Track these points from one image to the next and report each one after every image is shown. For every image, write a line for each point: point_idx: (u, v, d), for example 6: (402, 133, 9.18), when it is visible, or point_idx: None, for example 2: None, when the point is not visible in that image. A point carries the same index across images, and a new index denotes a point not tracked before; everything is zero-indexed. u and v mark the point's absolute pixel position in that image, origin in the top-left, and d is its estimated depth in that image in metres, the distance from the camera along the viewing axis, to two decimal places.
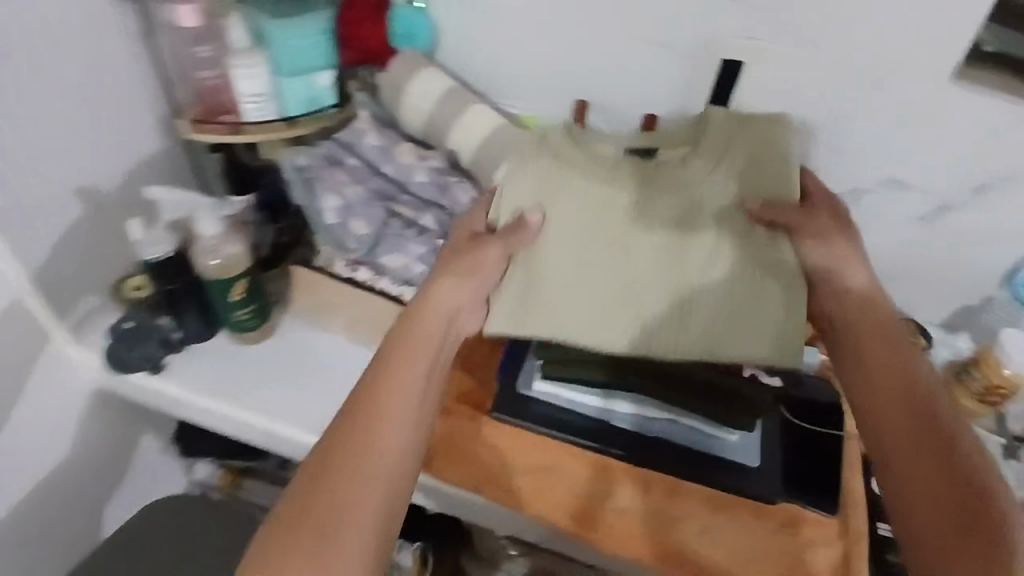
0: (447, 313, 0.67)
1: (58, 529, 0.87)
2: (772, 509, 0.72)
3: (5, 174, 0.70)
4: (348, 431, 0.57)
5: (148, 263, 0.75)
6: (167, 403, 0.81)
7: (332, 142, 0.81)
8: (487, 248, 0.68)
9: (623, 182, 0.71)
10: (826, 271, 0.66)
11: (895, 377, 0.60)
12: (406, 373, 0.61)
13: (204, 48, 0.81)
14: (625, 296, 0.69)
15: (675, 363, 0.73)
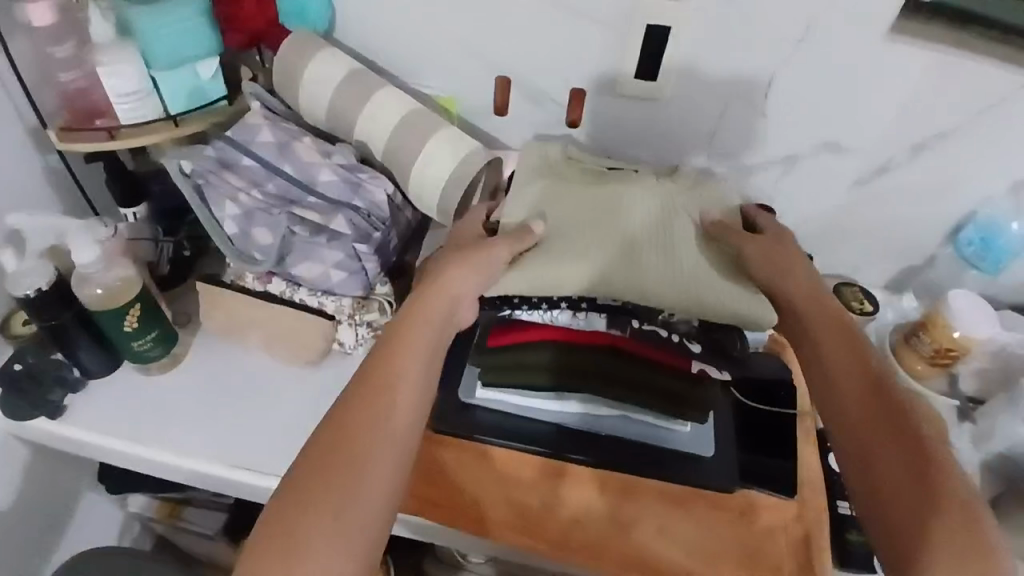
0: (451, 297, 0.62)
1: None
2: (727, 496, 0.71)
3: None
4: (353, 419, 0.53)
5: (24, 299, 0.64)
6: (75, 447, 0.73)
7: (221, 140, 0.71)
8: (494, 247, 0.65)
9: (600, 185, 0.73)
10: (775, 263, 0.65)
11: (857, 355, 0.57)
12: (413, 360, 0.57)
13: (62, 46, 0.71)
14: (602, 262, 0.66)
15: (639, 368, 0.68)
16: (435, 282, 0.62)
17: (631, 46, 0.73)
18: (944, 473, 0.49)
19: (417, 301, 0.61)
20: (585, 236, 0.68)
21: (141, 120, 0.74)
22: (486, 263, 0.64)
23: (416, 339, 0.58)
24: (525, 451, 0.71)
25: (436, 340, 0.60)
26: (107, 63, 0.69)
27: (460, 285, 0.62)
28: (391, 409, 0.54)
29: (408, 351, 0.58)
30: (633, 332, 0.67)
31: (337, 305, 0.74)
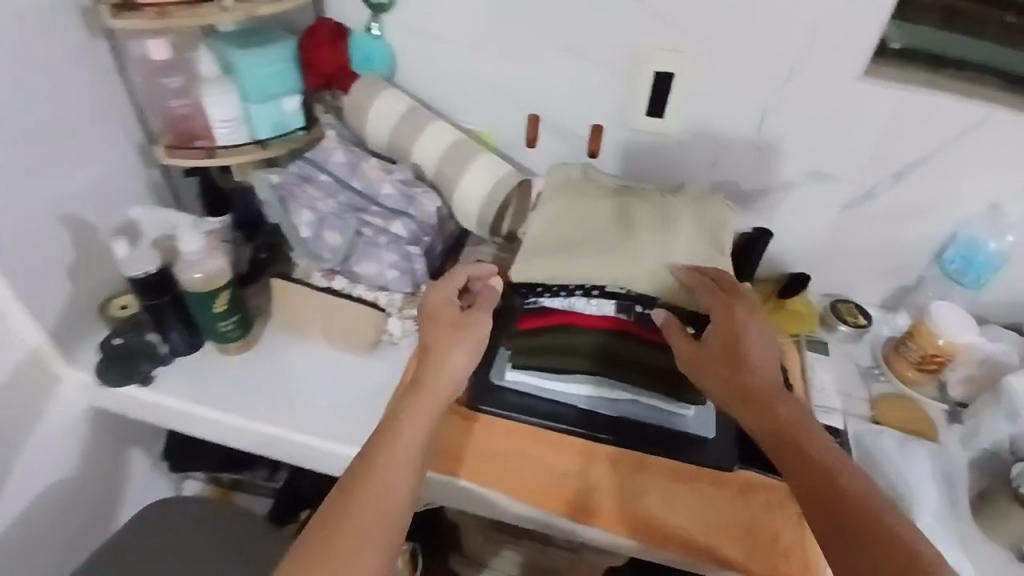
0: (459, 376, 0.69)
1: (51, 543, 0.89)
2: (725, 474, 0.79)
3: (31, 194, 0.78)
4: (365, 483, 0.60)
5: (132, 279, 0.78)
6: (158, 415, 0.84)
7: (302, 160, 0.86)
8: (482, 319, 0.72)
9: (610, 199, 0.87)
10: (730, 343, 0.69)
11: (795, 450, 0.62)
12: (414, 433, 0.64)
13: (174, 79, 0.86)
14: (612, 256, 0.79)
15: (640, 352, 0.78)
16: (438, 363, 0.69)
17: (641, 87, 0.88)
18: (901, 547, 0.55)
19: (420, 385, 0.67)
20: (599, 238, 0.82)
21: (233, 144, 0.89)
22: (479, 342, 0.71)
23: (418, 418, 0.66)
24: (546, 427, 0.81)
25: (435, 418, 0.66)
26: (216, 100, 0.85)
27: (456, 368, 0.69)
28: (393, 475, 0.61)
29: (412, 427, 0.65)
30: (638, 316, 0.79)
31: (389, 299, 0.87)
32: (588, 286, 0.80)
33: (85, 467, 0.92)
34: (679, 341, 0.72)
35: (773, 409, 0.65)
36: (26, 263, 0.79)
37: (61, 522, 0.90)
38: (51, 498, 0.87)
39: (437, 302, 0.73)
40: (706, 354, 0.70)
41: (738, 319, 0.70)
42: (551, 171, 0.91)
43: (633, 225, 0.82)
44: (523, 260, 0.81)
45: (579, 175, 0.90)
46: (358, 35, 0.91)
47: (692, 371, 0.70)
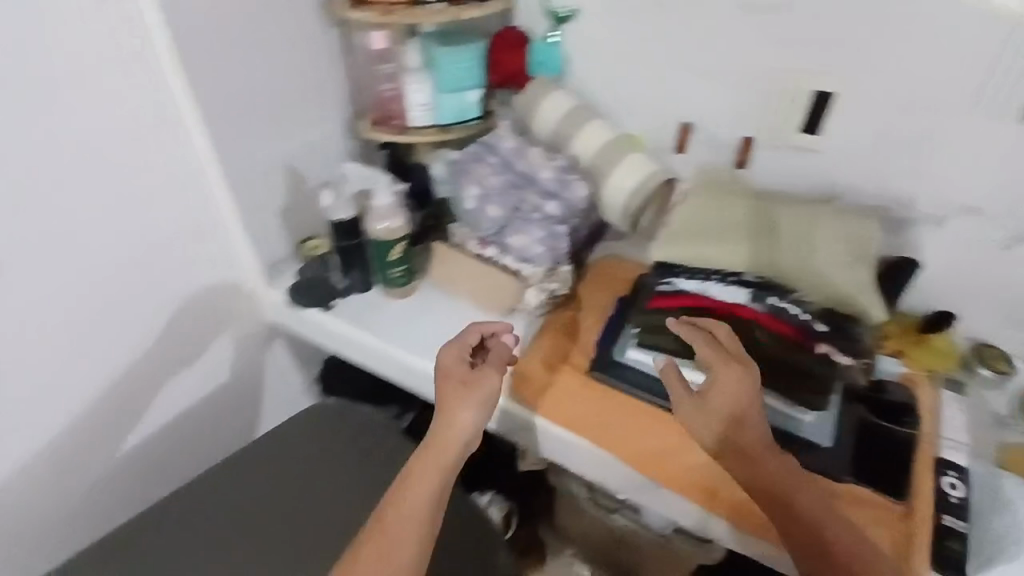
0: (468, 428, 0.80)
1: (227, 417, 1.14)
2: (835, 482, 0.80)
3: (267, 145, 0.98)
4: (380, 532, 0.73)
5: (335, 222, 0.99)
6: (332, 334, 1.04)
7: (478, 143, 1.01)
8: (490, 376, 0.83)
9: (759, 201, 0.92)
10: (725, 411, 0.74)
11: (789, 511, 0.71)
12: (426, 482, 0.76)
13: (387, 65, 1.03)
14: (749, 252, 0.91)
15: (760, 342, 0.83)
16: (449, 420, 0.80)
17: (799, 104, 0.92)
18: None
19: (429, 446, 0.79)
20: (739, 235, 0.91)
21: (423, 125, 1.05)
22: (485, 398, 0.82)
23: (429, 467, 0.77)
24: (660, 405, 0.90)
25: (450, 464, 0.78)
26: (416, 88, 1.02)
27: (466, 423, 0.80)
28: (407, 524, 0.74)
29: (422, 484, 0.76)
30: (768, 309, 0.86)
31: (529, 271, 0.98)
32: (723, 274, 0.91)
33: (262, 365, 1.16)
34: (678, 392, 0.77)
35: (766, 471, 0.72)
36: (257, 198, 1.00)
37: (240, 400, 1.15)
38: (237, 377, 1.13)
39: (450, 361, 0.85)
40: (704, 408, 0.75)
41: (736, 384, 0.74)
42: (704, 181, 0.96)
43: (778, 230, 0.89)
44: (666, 244, 0.94)
45: (725, 181, 0.95)
46: (537, 43, 1.06)
47: (691, 423, 0.76)
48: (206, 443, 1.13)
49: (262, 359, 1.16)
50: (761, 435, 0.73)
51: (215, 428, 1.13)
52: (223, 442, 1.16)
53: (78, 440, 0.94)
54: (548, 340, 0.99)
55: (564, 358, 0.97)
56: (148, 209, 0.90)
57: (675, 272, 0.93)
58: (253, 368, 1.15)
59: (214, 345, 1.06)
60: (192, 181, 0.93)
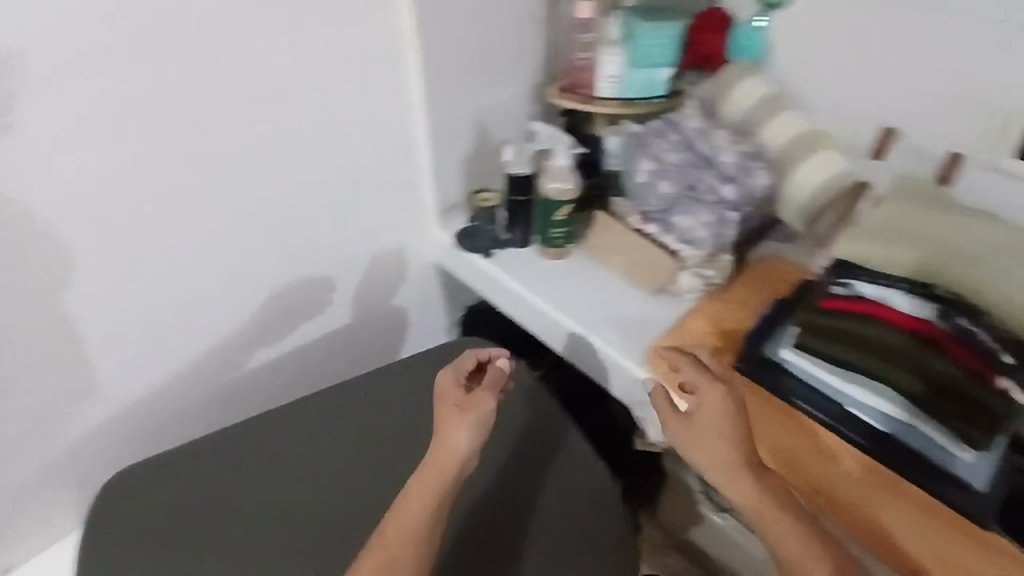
0: (463, 450, 0.85)
1: (376, 341, 1.24)
2: (980, 528, 0.76)
3: (465, 95, 1.06)
4: (389, 537, 0.80)
5: (510, 174, 1.05)
6: (488, 279, 1.11)
7: (663, 119, 1.02)
8: (484, 399, 0.88)
9: (960, 211, 0.89)
10: (700, 432, 0.82)
11: (771, 518, 0.78)
12: (422, 499, 0.83)
13: (587, 35, 1.06)
14: (938, 260, 0.87)
15: (931, 361, 0.81)
16: (444, 441, 0.85)
17: (1015, 127, 0.88)
18: None
19: (429, 460, 0.85)
20: (932, 241, 0.88)
21: (608, 96, 1.07)
22: (478, 419, 0.86)
23: (425, 482, 0.84)
24: (804, 413, 0.85)
25: (446, 476, 0.84)
26: (607, 58, 1.05)
27: (459, 443, 0.85)
28: (405, 531, 0.81)
29: (416, 501, 0.83)
30: (949, 326, 0.82)
31: (688, 253, 0.99)
32: (910, 284, 0.86)
33: (416, 300, 1.25)
34: (666, 411, 0.85)
35: (747, 485, 0.79)
36: (447, 143, 1.09)
37: (389, 328, 1.25)
38: (392, 308, 1.23)
39: (446, 385, 0.91)
40: (695, 427, 0.83)
41: (716, 405, 0.81)
42: (903, 180, 0.94)
43: (976, 243, 0.86)
44: (851, 235, 0.92)
45: (930, 186, 0.93)
46: (742, 26, 1.07)
47: (680, 439, 0.84)
48: (355, 360, 1.23)
49: (418, 295, 1.25)
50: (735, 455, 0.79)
51: (365, 348, 1.24)
52: (368, 363, 1.26)
53: (256, 327, 1.07)
54: (697, 322, 0.99)
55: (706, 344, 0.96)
56: (253, 176, 0.95)
57: (857, 274, 0.89)
58: (418, 302, 1.26)
59: (383, 271, 1.17)
60: (244, 170, 0.94)
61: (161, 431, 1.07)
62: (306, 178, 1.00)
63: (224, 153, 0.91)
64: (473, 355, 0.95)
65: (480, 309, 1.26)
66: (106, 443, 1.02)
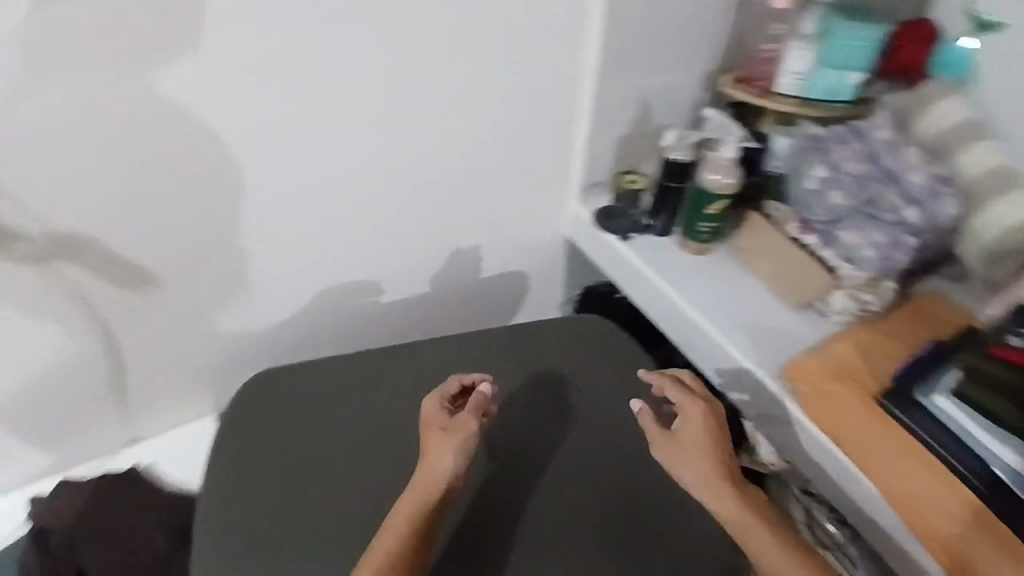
0: (447, 472, 0.82)
1: (492, 301, 1.25)
2: None
3: (638, 72, 1.04)
4: (380, 553, 0.77)
5: (667, 159, 1.01)
6: (622, 263, 1.08)
7: (848, 126, 0.98)
8: (467, 419, 0.85)
9: None
10: (682, 440, 0.85)
11: (756, 533, 0.80)
12: (409, 512, 0.79)
13: (780, 26, 1.03)
14: None
15: None
16: (430, 464, 0.82)
17: None
18: None
19: (415, 480, 0.82)
20: None
21: (787, 94, 1.02)
22: (465, 444, 0.83)
23: (414, 496, 0.81)
24: (937, 456, 0.84)
25: (437, 491, 0.81)
26: (792, 53, 0.99)
27: (444, 465, 0.81)
28: (396, 542, 0.78)
29: (407, 509, 0.80)
30: None
31: (849, 271, 0.95)
32: None
33: (539, 270, 1.25)
34: (653, 431, 0.87)
35: (730, 497, 0.82)
36: (608, 117, 1.07)
37: (508, 292, 1.25)
38: (515, 273, 1.23)
39: (430, 409, 0.87)
40: (677, 442, 0.85)
41: (699, 419, 0.86)
42: None
43: None
44: None
45: None
46: (947, 42, 0.99)
47: (667, 457, 0.85)
48: (469, 317, 1.25)
49: (542, 266, 1.24)
50: (715, 469, 0.83)
51: (482, 306, 1.25)
52: (481, 322, 1.27)
53: (391, 267, 1.10)
54: (841, 346, 0.94)
55: (846, 369, 0.91)
56: (422, 119, 0.97)
57: None
58: (540, 271, 1.25)
59: (515, 235, 1.17)
60: (415, 112, 0.96)
61: (285, 349, 1.11)
62: (452, 132, 1.00)
63: (413, 91, 0.94)
64: (459, 379, 0.91)
65: (602, 288, 1.24)
66: (236, 350, 1.06)
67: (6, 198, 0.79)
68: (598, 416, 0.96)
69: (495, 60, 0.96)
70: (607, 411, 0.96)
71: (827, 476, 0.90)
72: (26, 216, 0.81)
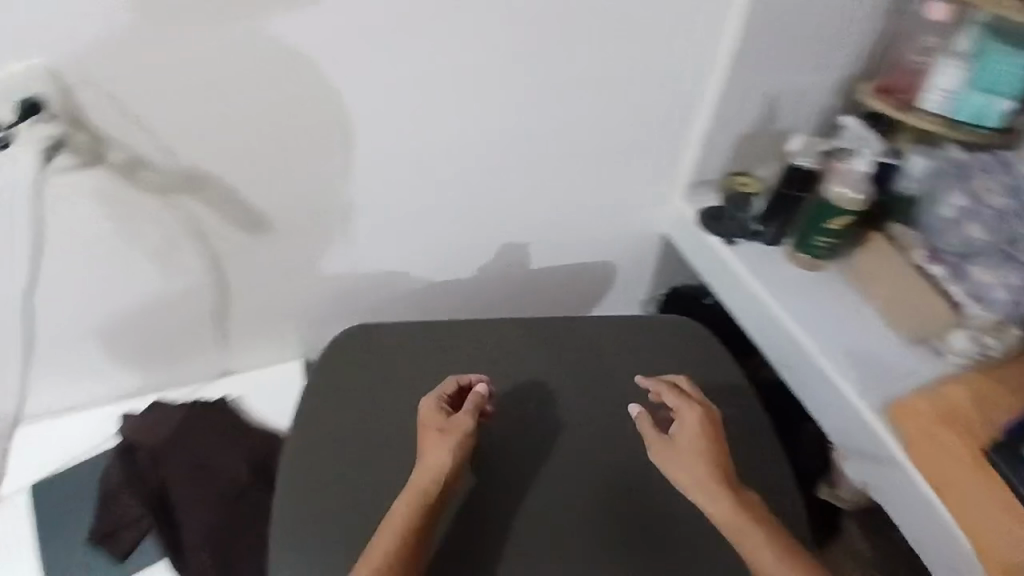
0: (440, 468, 0.79)
1: (577, 289, 1.23)
2: None
3: (771, 70, 0.98)
4: (375, 554, 0.74)
5: (792, 165, 0.96)
6: (724, 270, 1.02)
7: (995, 154, 0.90)
8: (462, 418, 0.83)
9: None
10: (676, 440, 0.82)
11: (752, 535, 0.76)
12: (406, 508, 0.77)
13: (931, 38, 0.95)
14: None
15: None
16: (426, 464, 0.80)
17: None
18: None
19: (410, 480, 0.80)
20: None
21: (930, 112, 0.95)
22: (461, 445, 0.81)
23: (410, 493, 0.78)
24: None
25: (434, 488, 0.78)
26: (939, 69, 0.92)
27: (439, 462, 0.79)
28: (393, 540, 0.75)
29: (405, 508, 0.77)
30: None
31: (975, 311, 0.88)
32: None
33: (629, 264, 1.21)
34: (649, 435, 0.84)
35: (724, 498, 0.78)
36: (731, 115, 1.01)
37: (594, 282, 1.23)
38: (605, 264, 1.20)
39: (428, 410, 0.84)
40: (674, 448, 0.82)
41: (695, 423, 0.82)
42: None
43: None
44: None
45: None
46: None
47: (665, 464, 0.81)
48: (551, 300, 1.23)
49: (633, 260, 1.21)
50: (711, 471, 0.79)
51: (565, 292, 1.23)
52: (561, 308, 1.25)
53: (485, 240, 1.09)
54: (949, 388, 0.86)
55: (951, 413, 0.84)
56: (542, 94, 0.94)
57: None
58: (629, 264, 1.21)
59: (612, 225, 1.14)
60: (536, 87, 0.93)
61: (370, 307, 1.12)
62: (569, 113, 0.98)
63: (538, 66, 0.91)
64: (455, 380, 0.88)
65: (692, 290, 1.18)
66: (325, 302, 1.08)
67: (147, 129, 0.81)
68: (598, 414, 0.92)
69: (629, 44, 0.93)
70: (608, 409, 0.93)
71: (911, 518, 0.86)
72: (163, 148, 0.83)
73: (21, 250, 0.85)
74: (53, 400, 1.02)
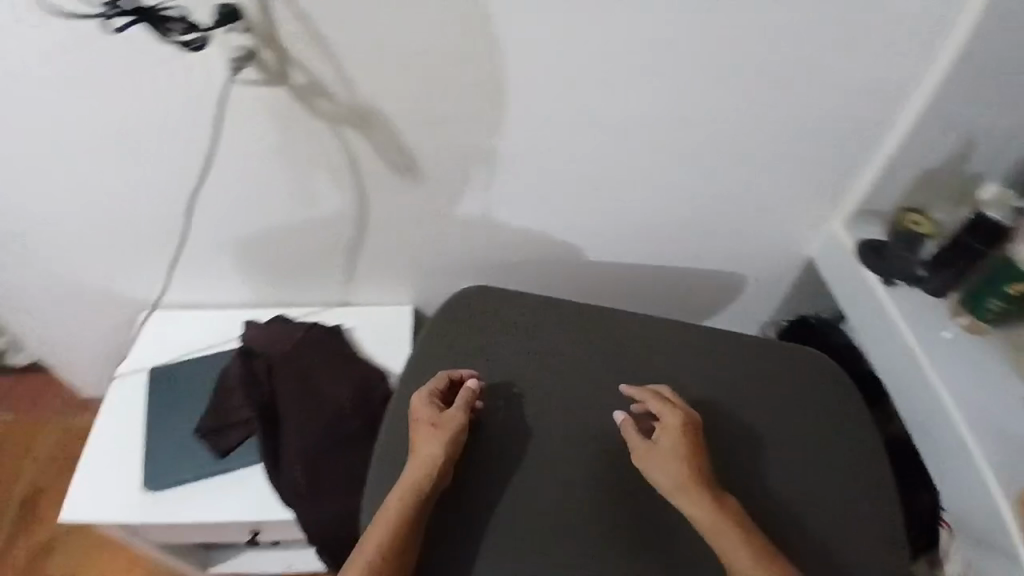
0: (432, 460, 0.80)
1: (701, 293, 1.20)
2: None
3: (983, 109, 0.87)
4: (370, 546, 0.75)
5: (980, 215, 0.87)
6: (876, 312, 0.95)
7: None
8: (452, 411, 0.84)
9: None
10: (656, 442, 0.83)
11: (732, 534, 0.75)
12: (397, 500, 0.78)
13: None
14: None
15: None
16: (417, 457, 0.81)
17: None
18: None
19: (403, 474, 0.81)
20: None
21: None
22: (452, 440, 0.82)
23: (402, 486, 0.79)
24: None
25: (426, 480, 0.79)
26: None
27: (431, 453, 0.81)
28: (383, 535, 0.75)
29: (396, 502, 0.78)
30: None
31: None
32: None
33: (763, 279, 1.16)
34: (633, 440, 0.84)
35: (703, 499, 0.77)
36: (919, 146, 0.92)
37: (721, 289, 1.19)
38: (738, 274, 1.15)
39: (420, 404, 0.86)
40: (656, 451, 0.82)
41: (675, 427, 0.82)
42: None
43: None
44: None
45: None
46: None
47: (646, 468, 0.82)
48: (673, 298, 1.21)
49: (768, 275, 1.15)
50: (691, 471, 0.79)
51: (689, 294, 1.20)
52: (681, 307, 1.23)
53: (625, 225, 1.07)
54: None
55: None
56: (719, 89, 0.88)
57: None
58: (762, 279, 1.16)
59: (755, 236, 1.08)
60: (716, 79, 0.87)
61: (496, 264, 1.13)
62: (743, 112, 0.91)
63: (725, 59, 0.84)
64: (444, 375, 0.89)
65: (825, 322, 1.12)
66: (457, 252, 1.09)
67: (326, 53, 0.82)
68: (566, 410, 0.90)
69: (796, 52, 0.84)
70: (573, 405, 0.90)
71: None
72: (339, 76, 0.84)
73: (196, 146, 0.90)
74: (195, 288, 1.11)
